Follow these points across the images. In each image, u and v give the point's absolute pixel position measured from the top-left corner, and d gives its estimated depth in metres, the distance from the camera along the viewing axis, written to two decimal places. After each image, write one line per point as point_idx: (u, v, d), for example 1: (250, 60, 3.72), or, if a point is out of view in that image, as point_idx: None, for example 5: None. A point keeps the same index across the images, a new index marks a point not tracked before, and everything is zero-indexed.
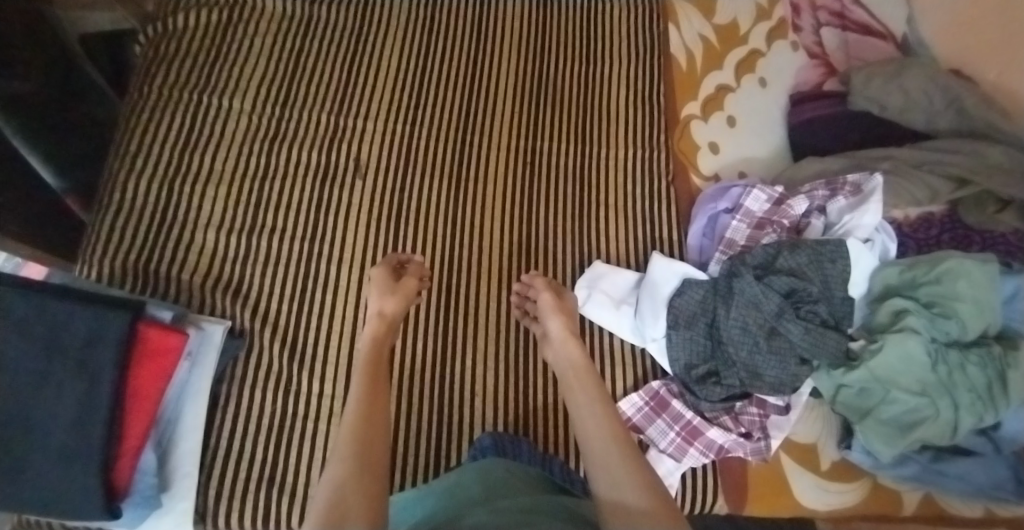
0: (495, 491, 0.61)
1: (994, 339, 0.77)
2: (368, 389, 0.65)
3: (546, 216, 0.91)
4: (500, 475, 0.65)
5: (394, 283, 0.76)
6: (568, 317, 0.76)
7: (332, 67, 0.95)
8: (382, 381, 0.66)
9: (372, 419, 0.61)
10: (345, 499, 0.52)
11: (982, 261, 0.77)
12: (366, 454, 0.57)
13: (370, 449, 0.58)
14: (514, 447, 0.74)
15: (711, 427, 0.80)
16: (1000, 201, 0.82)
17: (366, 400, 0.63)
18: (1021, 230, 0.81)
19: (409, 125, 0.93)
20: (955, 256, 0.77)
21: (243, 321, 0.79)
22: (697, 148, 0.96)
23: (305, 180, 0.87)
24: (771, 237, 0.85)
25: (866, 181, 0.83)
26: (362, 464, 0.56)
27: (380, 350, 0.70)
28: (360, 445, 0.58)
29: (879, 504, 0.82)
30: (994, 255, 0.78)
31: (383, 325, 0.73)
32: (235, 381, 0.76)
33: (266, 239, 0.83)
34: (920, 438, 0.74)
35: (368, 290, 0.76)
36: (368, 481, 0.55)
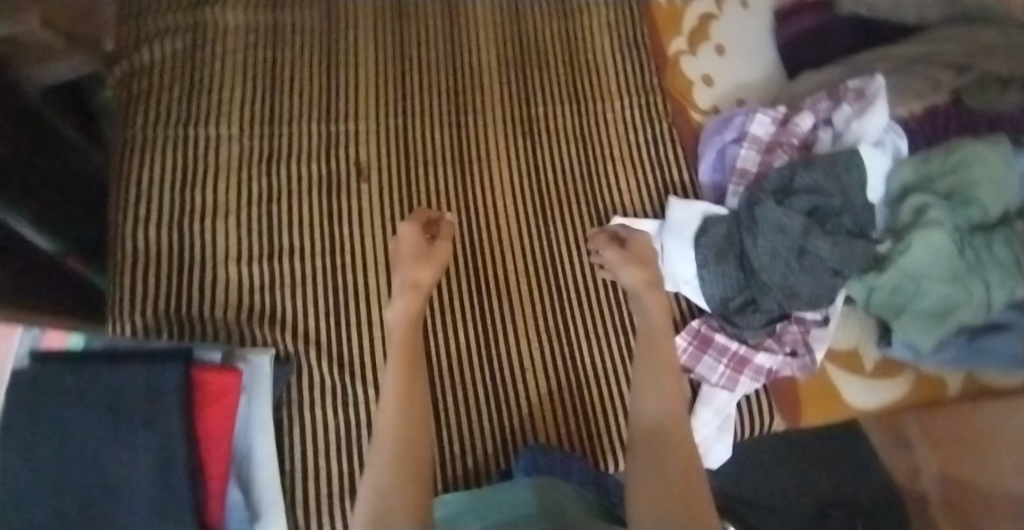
0: (551, 510, 0.58)
1: (1016, 216, 0.79)
2: (405, 383, 0.64)
3: (556, 180, 0.93)
4: (557, 497, 0.61)
5: (428, 247, 0.75)
6: (646, 267, 0.77)
7: (312, 72, 0.92)
8: (417, 377, 0.65)
9: (415, 422, 0.61)
10: (390, 493, 0.54)
11: (994, 142, 0.78)
12: (405, 462, 0.57)
13: (410, 451, 0.59)
14: (565, 464, 0.73)
15: (756, 353, 0.82)
16: (1002, 81, 0.82)
17: (400, 405, 0.62)
18: None
19: (403, 118, 0.92)
20: (967, 142, 0.79)
21: (287, 345, 0.78)
22: (691, 84, 0.99)
23: (312, 194, 0.86)
24: (782, 158, 0.88)
25: (869, 84, 0.85)
26: (407, 467, 0.57)
27: (410, 338, 0.68)
28: (397, 447, 0.59)
29: (926, 392, 0.87)
30: (1003, 135, 0.80)
31: (417, 295, 0.71)
32: (294, 404, 0.77)
33: (287, 261, 0.82)
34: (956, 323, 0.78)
35: (398, 254, 0.74)
36: (412, 477, 0.56)
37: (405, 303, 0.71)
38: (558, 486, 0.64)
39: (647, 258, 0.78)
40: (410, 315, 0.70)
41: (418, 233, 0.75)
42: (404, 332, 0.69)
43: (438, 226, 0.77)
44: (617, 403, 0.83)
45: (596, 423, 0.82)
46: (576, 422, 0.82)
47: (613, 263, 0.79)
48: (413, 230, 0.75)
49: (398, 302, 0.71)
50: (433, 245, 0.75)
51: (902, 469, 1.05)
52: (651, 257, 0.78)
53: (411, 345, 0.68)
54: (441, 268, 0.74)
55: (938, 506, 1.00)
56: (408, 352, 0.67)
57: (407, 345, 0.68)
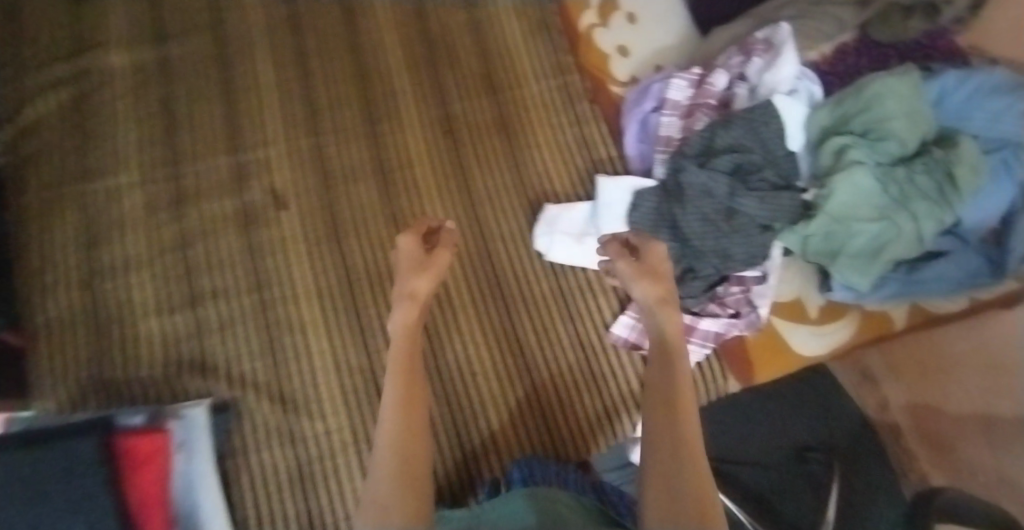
0: (556, 515, 0.55)
1: (934, 143, 0.80)
2: (404, 386, 0.58)
3: (483, 177, 0.90)
4: (558, 504, 0.59)
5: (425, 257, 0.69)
6: (661, 281, 0.67)
7: (210, 100, 0.86)
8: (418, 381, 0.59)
9: (413, 425, 0.55)
10: (389, 502, 0.49)
11: (904, 73, 0.79)
12: (408, 468, 0.52)
13: (409, 458, 0.53)
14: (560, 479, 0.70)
15: (701, 320, 0.82)
16: (904, 10, 0.81)
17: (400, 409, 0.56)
18: (931, 30, 0.82)
19: (314, 135, 0.87)
20: (877, 79, 0.79)
21: (225, 392, 0.75)
22: (606, 57, 0.95)
23: (229, 230, 0.81)
24: (703, 121, 0.86)
25: (776, 33, 0.84)
26: (403, 471, 0.52)
27: (410, 346, 0.62)
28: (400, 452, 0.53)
29: (872, 328, 0.88)
30: (912, 64, 0.80)
31: (415, 307, 0.65)
32: (239, 451, 0.73)
33: (212, 304, 0.78)
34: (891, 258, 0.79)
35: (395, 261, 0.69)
36: (415, 479, 0.52)
37: (402, 314, 0.64)
38: (556, 493, 0.61)
39: (659, 269, 0.69)
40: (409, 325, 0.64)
41: (416, 241, 0.69)
42: (403, 342, 0.62)
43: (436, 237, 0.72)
44: (571, 395, 0.82)
45: (556, 417, 0.81)
46: (535, 422, 0.81)
47: (625, 277, 0.69)
48: (411, 238, 0.69)
49: (397, 312, 0.64)
50: (432, 260, 0.68)
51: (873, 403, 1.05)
52: (667, 270, 0.69)
53: (411, 354, 0.62)
54: (439, 279, 0.68)
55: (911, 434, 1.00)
56: (405, 358, 0.61)
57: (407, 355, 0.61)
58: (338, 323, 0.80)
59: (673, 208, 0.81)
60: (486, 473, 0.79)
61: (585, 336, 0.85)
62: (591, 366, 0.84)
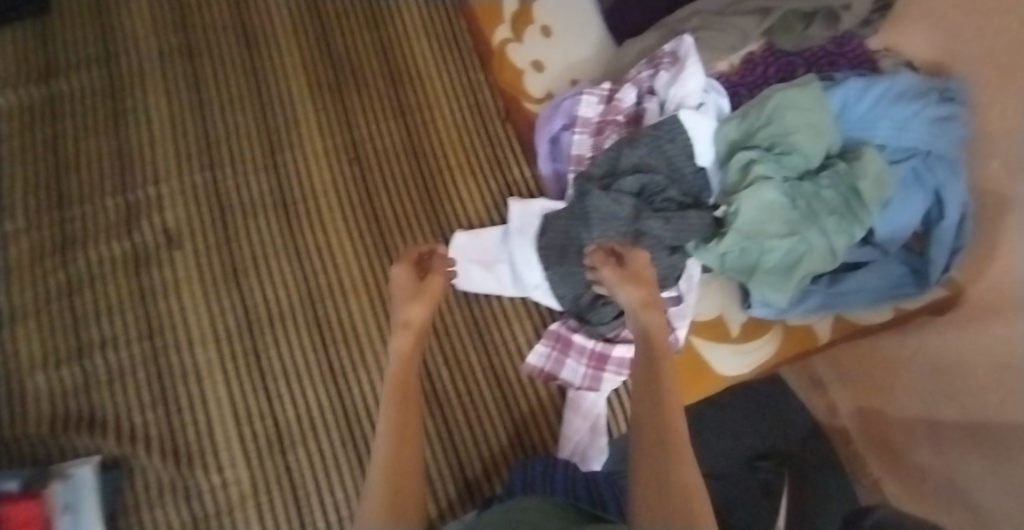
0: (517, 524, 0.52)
1: (838, 156, 0.82)
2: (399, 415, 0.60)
3: (392, 203, 0.86)
4: (525, 511, 0.55)
5: (419, 284, 0.71)
6: (644, 287, 0.69)
7: (95, 136, 0.82)
8: (410, 406, 0.61)
9: (404, 451, 0.57)
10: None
11: (804, 83, 0.80)
12: (398, 497, 0.54)
13: (400, 486, 0.55)
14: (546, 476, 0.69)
15: (615, 346, 0.78)
16: (805, 18, 0.83)
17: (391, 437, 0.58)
18: (836, 37, 0.83)
19: (209, 169, 0.82)
20: (778, 91, 0.80)
21: (112, 447, 0.71)
22: (521, 73, 0.89)
23: (119, 275, 0.78)
24: (612, 138, 0.84)
25: (679, 45, 0.82)
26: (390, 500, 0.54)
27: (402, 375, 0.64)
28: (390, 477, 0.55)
29: (795, 343, 0.86)
30: (812, 74, 0.81)
31: (410, 335, 0.68)
32: (133, 509, 0.70)
33: (100, 354, 0.75)
34: (806, 272, 0.79)
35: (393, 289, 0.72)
36: (405, 506, 0.54)
37: (398, 343, 0.67)
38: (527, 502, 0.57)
39: (643, 276, 0.69)
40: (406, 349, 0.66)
41: (412, 271, 0.72)
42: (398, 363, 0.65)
43: (430, 263, 0.73)
44: (486, 430, 0.81)
45: (467, 452, 0.79)
46: (447, 459, 0.79)
47: (609, 284, 0.70)
48: (408, 269, 0.72)
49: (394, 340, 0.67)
50: (425, 293, 0.70)
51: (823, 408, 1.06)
52: (651, 276, 0.70)
53: (405, 381, 0.64)
54: (434, 306, 0.70)
55: (857, 434, 1.01)
56: (401, 386, 0.63)
57: (404, 384, 0.63)
58: (238, 368, 0.77)
59: (581, 231, 0.78)
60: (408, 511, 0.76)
61: (500, 367, 0.83)
62: (506, 397, 0.82)
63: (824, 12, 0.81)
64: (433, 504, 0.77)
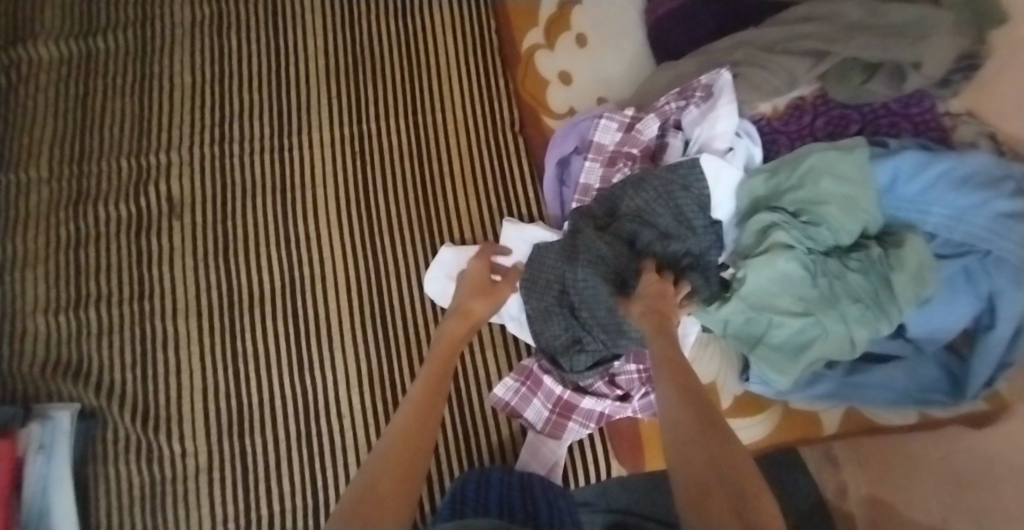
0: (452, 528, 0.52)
1: (876, 238, 0.72)
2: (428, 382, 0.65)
3: (392, 199, 0.86)
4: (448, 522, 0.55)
5: (489, 282, 0.76)
6: (662, 304, 0.67)
7: (127, 102, 0.88)
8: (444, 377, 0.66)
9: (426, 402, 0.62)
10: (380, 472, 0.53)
11: (851, 147, 0.70)
12: (407, 439, 0.57)
13: (415, 434, 0.58)
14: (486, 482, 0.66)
15: (583, 397, 0.76)
16: (866, 70, 0.73)
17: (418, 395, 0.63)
18: (901, 96, 0.73)
19: (224, 144, 0.87)
20: (817, 152, 0.71)
21: (91, 399, 0.76)
22: (545, 84, 0.89)
23: (122, 235, 0.82)
24: (623, 172, 0.78)
25: (716, 79, 0.76)
26: (402, 441, 0.57)
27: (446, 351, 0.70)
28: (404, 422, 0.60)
29: (795, 428, 0.80)
30: (863, 137, 0.71)
31: (465, 323, 0.73)
32: (100, 459, 0.75)
33: (93, 308, 0.80)
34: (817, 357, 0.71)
35: (460, 281, 0.77)
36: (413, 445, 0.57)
37: (450, 328, 0.72)
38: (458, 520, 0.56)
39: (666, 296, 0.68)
40: (457, 327, 0.72)
41: (485, 268, 0.77)
42: (447, 342, 0.71)
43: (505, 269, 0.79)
44: (440, 452, 0.78)
45: None
46: None
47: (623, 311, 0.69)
48: (482, 265, 0.77)
49: (447, 325, 0.72)
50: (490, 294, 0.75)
51: (831, 484, 0.88)
52: (665, 295, 0.68)
53: (446, 362, 0.69)
54: (496, 307, 0.75)
55: None
56: (443, 360, 0.69)
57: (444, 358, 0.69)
58: (210, 343, 0.80)
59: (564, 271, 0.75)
60: None
61: (463, 393, 0.80)
62: (465, 425, 0.79)
63: (890, 64, 0.72)
64: None
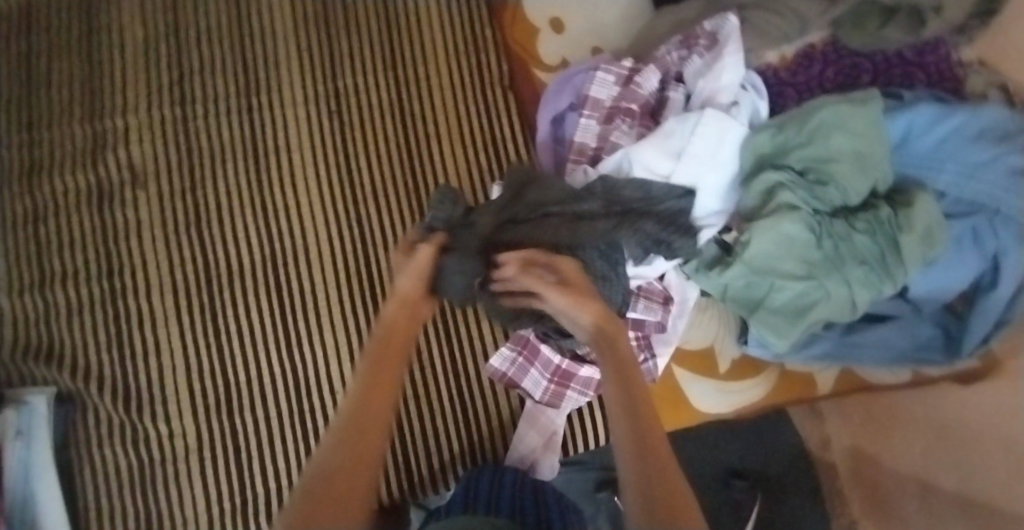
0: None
1: (885, 196, 0.68)
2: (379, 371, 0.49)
3: (375, 160, 0.81)
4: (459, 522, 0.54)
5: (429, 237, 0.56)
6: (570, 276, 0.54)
7: (78, 60, 0.80)
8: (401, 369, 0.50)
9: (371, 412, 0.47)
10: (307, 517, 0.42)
11: (864, 99, 0.66)
12: (346, 467, 0.44)
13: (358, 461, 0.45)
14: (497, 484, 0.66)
15: (582, 366, 0.73)
16: (883, 16, 0.69)
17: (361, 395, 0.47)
18: (916, 44, 0.70)
19: (187, 104, 0.80)
20: (827, 106, 0.67)
21: (67, 382, 0.72)
22: (536, 32, 0.84)
23: (85, 207, 0.76)
24: (621, 130, 0.74)
25: (721, 25, 0.71)
26: (337, 473, 0.44)
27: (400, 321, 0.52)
28: (342, 440, 0.45)
29: (788, 390, 0.79)
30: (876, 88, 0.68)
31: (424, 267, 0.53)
32: (82, 444, 0.72)
33: (60, 287, 0.75)
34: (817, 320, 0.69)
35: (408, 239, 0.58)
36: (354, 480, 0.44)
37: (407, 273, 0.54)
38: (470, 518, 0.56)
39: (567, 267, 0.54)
40: (413, 289, 0.52)
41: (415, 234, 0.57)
42: (406, 309, 0.53)
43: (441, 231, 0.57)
44: (439, 423, 0.77)
45: (413, 446, 0.76)
46: (395, 456, 0.76)
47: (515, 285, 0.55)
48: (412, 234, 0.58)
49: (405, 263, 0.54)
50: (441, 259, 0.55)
51: (815, 438, 0.94)
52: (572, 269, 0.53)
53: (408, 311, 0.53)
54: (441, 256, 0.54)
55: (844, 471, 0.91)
56: (399, 339, 0.52)
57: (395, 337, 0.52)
58: (189, 321, 0.75)
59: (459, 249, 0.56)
60: None
61: (459, 366, 0.79)
62: (463, 396, 0.78)
63: (907, 7, 0.69)
64: None
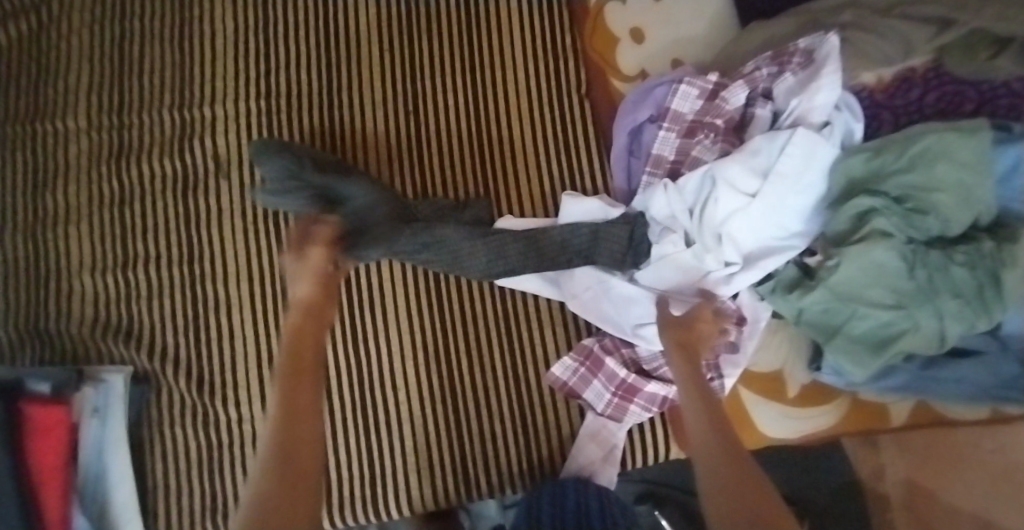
0: None
1: (986, 230, 0.66)
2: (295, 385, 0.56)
3: (452, 161, 0.81)
4: None
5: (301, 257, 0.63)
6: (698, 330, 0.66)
7: (169, 49, 0.83)
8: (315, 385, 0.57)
9: (297, 404, 0.54)
10: (273, 501, 0.47)
11: (971, 129, 0.64)
12: (289, 486, 0.48)
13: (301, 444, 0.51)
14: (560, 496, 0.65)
15: (648, 381, 0.73)
16: (996, 42, 0.67)
17: (286, 409, 0.54)
18: None
19: (269, 97, 0.81)
20: (933, 132, 0.65)
21: (144, 362, 0.74)
22: (616, 40, 0.84)
23: (169, 192, 0.78)
24: (704, 145, 0.73)
25: (819, 44, 0.70)
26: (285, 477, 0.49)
27: (307, 327, 0.60)
28: (277, 457, 0.50)
29: (861, 421, 0.77)
30: (986, 120, 0.65)
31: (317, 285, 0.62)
32: (155, 423, 0.74)
33: (140, 269, 0.77)
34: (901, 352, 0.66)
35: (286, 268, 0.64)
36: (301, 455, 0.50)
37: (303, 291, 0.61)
38: None
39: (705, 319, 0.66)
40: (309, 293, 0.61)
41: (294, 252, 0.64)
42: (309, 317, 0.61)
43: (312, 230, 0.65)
44: (497, 429, 0.76)
45: (471, 450, 0.75)
46: (453, 458, 0.75)
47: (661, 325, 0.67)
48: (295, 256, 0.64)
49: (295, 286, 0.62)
50: (320, 215, 0.68)
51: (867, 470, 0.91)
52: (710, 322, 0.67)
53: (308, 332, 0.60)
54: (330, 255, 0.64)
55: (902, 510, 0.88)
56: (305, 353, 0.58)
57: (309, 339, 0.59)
58: (262, 310, 0.77)
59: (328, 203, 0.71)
60: (406, 494, 0.74)
61: (521, 375, 0.77)
62: (523, 403, 0.76)
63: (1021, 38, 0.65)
64: (430, 493, 0.75)
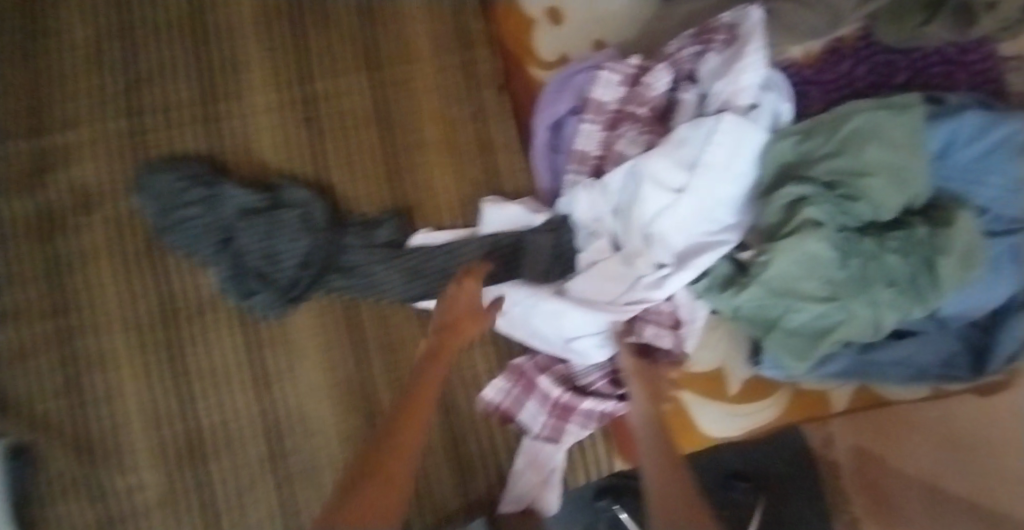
0: None
1: (918, 212, 0.62)
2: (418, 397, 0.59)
3: (356, 171, 0.73)
4: None
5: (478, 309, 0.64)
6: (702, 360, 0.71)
7: (20, 65, 0.71)
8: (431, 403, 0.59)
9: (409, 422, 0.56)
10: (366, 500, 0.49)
11: (904, 106, 0.60)
12: (374, 488, 0.50)
13: (387, 463, 0.52)
14: None
15: (582, 399, 0.68)
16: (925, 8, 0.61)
17: (399, 418, 0.57)
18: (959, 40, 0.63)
19: (142, 113, 0.71)
20: (862, 113, 0.61)
21: (21, 433, 0.65)
22: (532, 22, 0.75)
23: (34, 234, 0.69)
24: (627, 137, 0.67)
25: (744, 19, 0.64)
26: (375, 480, 0.51)
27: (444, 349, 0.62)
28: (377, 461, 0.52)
29: (803, 411, 0.72)
30: (918, 93, 0.61)
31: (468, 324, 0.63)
32: (42, 500, 0.65)
33: (9, 325, 0.67)
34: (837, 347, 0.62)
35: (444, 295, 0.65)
36: (387, 474, 0.51)
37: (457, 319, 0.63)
38: None
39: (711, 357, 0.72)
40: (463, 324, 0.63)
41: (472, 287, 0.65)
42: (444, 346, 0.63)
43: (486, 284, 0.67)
44: (430, 461, 0.71)
45: None
46: None
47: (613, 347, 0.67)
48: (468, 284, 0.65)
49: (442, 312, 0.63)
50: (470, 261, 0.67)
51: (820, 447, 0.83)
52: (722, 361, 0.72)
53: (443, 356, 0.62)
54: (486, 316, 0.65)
55: None
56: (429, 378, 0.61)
57: (428, 378, 0.61)
58: (147, 359, 0.67)
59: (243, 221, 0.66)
60: None
61: (451, 399, 0.72)
62: (456, 430, 0.71)
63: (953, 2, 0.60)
64: None
